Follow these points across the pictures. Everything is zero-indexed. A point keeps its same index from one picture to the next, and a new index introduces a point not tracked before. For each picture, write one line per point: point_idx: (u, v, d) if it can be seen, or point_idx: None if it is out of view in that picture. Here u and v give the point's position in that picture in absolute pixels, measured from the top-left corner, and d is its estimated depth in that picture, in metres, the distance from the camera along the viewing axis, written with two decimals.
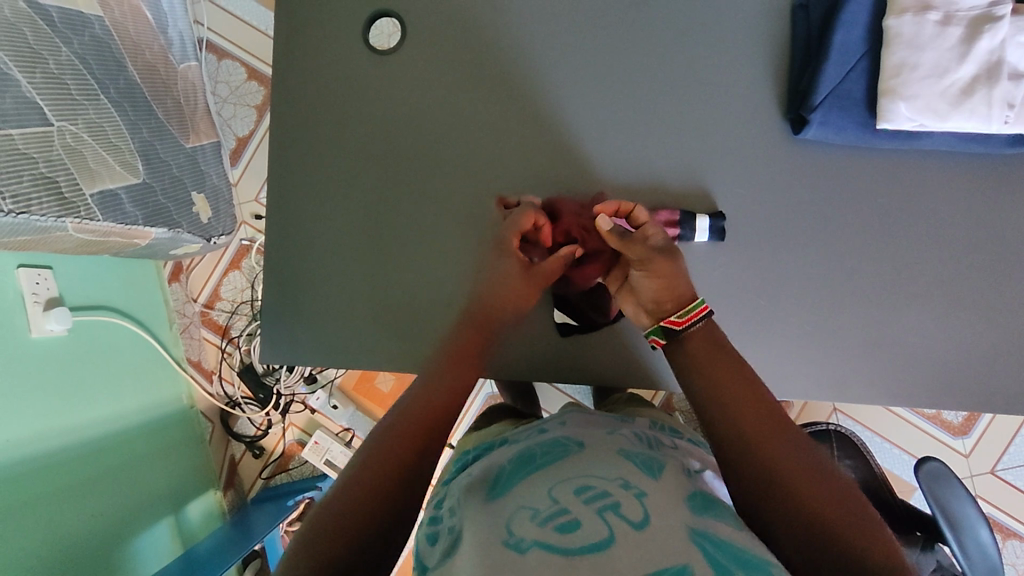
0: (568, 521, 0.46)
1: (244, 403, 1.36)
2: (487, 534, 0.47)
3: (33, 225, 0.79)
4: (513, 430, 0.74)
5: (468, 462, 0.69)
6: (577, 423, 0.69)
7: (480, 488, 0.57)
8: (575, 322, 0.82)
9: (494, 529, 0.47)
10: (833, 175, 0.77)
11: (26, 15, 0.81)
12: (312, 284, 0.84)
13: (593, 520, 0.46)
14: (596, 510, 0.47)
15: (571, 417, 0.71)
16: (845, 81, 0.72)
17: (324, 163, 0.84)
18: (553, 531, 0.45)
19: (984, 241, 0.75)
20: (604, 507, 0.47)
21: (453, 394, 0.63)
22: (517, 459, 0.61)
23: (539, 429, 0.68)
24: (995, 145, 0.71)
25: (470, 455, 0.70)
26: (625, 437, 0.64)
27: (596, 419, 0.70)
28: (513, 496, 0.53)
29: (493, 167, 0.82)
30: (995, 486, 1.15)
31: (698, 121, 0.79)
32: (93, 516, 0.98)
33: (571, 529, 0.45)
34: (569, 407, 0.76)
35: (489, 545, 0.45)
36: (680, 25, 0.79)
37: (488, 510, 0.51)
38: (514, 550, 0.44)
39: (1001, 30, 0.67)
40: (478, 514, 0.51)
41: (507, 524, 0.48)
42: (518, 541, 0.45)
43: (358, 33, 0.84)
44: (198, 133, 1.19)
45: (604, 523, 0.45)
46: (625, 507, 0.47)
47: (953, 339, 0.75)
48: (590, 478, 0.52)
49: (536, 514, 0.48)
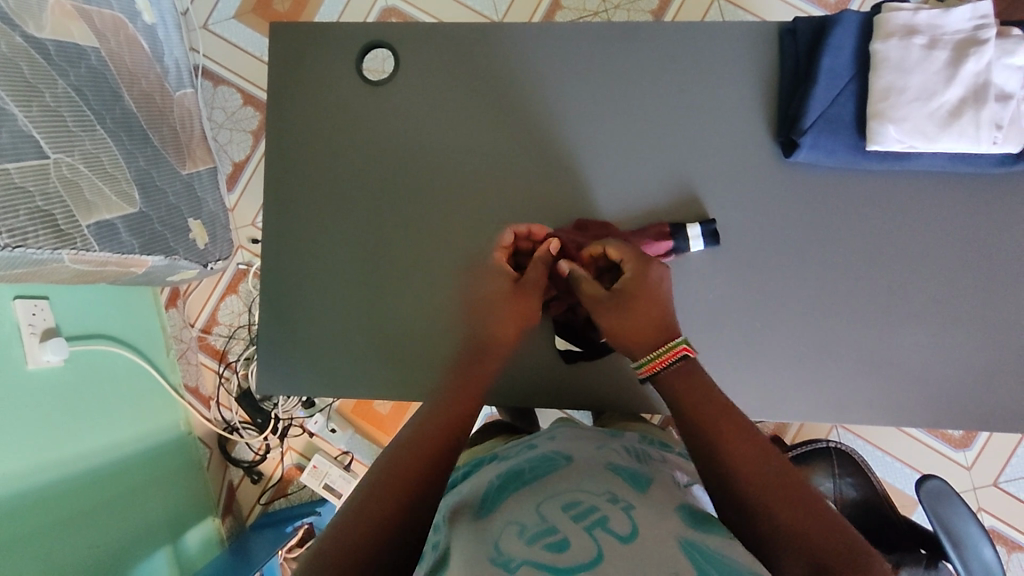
0: (557, 538, 0.46)
1: (243, 428, 1.35)
2: (475, 552, 0.47)
3: (29, 258, 0.79)
4: (504, 445, 0.74)
5: (458, 478, 0.70)
6: (567, 437, 0.69)
7: (469, 507, 0.57)
8: (578, 349, 0.82)
9: (483, 547, 0.47)
10: (825, 196, 0.77)
11: (23, 50, 0.82)
12: (308, 312, 0.84)
13: (582, 536, 0.46)
14: (585, 527, 0.47)
15: (561, 431, 0.71)
16: (835, 104, 0.72)
17: (321, 191, 0.85)
18: (542, 547, 0.45)
19: (977, 260, 0.76)
20: (593, 523, 0.47)
21: (448, 428, 0.61)
22: (505, 475, 0.61)
23: (529, 444, 0.69)
24: (984, 164, 0.72)
25: (460, 472, 0.71)
26: (614, 451, 0.65)
27: (588, 434, 0.70)
28: (502, 513, 0.53)
29: (487, 193, 0.82)
30: (998, 498, 1.14)
31: (689, 142, 0.79)
32: (89, 548, 0.97)
33: (560, 544, 0.45)
34: (561, 422, 0.76)
35: (476, 562, 0.45)
36: (670, 50, 0.80)
37: (478, 527, 0.52)
38: (502, 569, 0.44)
39: (986, 53, 0.68)
40: (467, 533, 0.51)
41: (494, 542, 0.48)
42: (507, 560, 0.45)
43: (351, 62, 0.85)
44: (194, 159, 1.20)
45: (592, 538, 0.45)
46: (613, 522, 0.47)
47: (948, 356, 0.76)
48: (579, 493, 0.53)
49: (524, 530, 0.48)
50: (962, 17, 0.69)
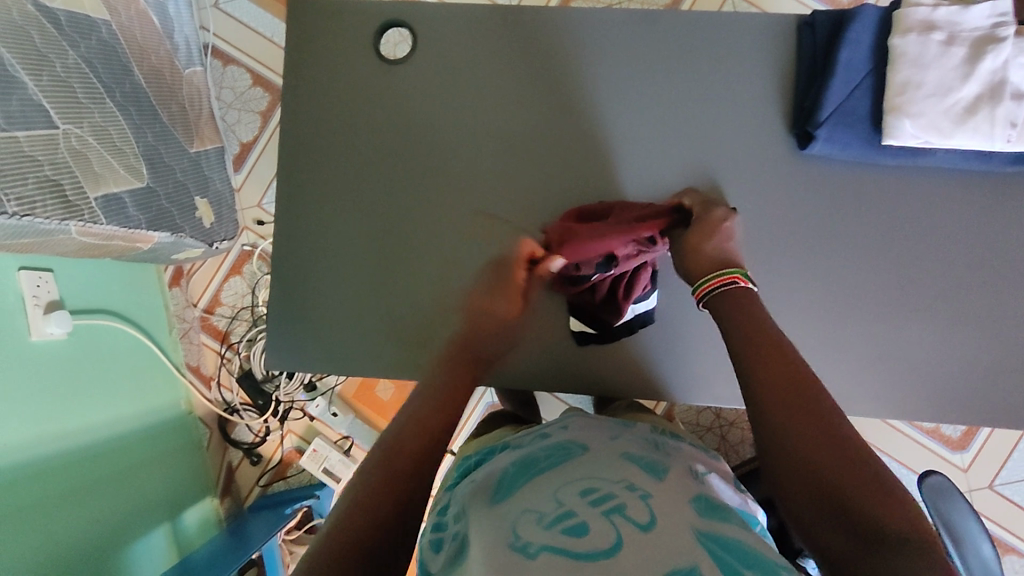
0: (575, 524, 0.46)
1: (243, 410, 1.33)
2: (493, 540, 0.48)
3: (36, 228, 0.79)
4: (515, 434, 0.74)
5: (470, 467, 0.70)
6: (578, 426, 0.69)
7: (485, 493, 0.57)
8: (594, 332, 0.82)
9: (502, 535, 0.48)
10: (838, 190, 0.78)
11: (36, 19, 0.81)
12: (317, 293, 0.84)
13: (600, 522, 0.46)
14: (603, 513, 0.47)
15: (572, 421, 0.71)
16: (851, 97, 0.73)
17: (335, 173, 0.85)
18: (560, 533, 0.45)
19: (985, 258, 0.76)
20: (610, 509, 0.48)
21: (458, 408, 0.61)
22: (519, 463, 0.61)
23: (541, 433, 0.69)
24: (997, 163, 0.72)
25: (471, 460, 0.71)
26: (628, 440, 0.65)
27: (599, 423, 0.71)
28: (518, 500, 0.53)
29: (502, 179, 0.82)
30: (993, 500, 1.16)
31: (704, 134, 0.80)
32: (88, 523, 0.97)
33: (578, 530, 0.45)
34: (570, 411, 0.76)
35: (496, 551, 0.46)
36: (688, 40, 0.80)
37: (493, 514, 0.52)
38: (521, 555, 0.44)
39: (1004, 51, 0.68)
40: (485, 519, 0.51)
41: (512, 528, 0.48)
42: (525, 545, 0.45)
43: (368, 42, 0.85)
44: (202, 138, 1.19)
45: (611, 524, 0.46)
46: (631, 509, 0.48)
47: (954, 354, 0.76)
48: (595, 480, 0.53)
49: (541, 516, 0.48)
50: (980, 14, 0.69)
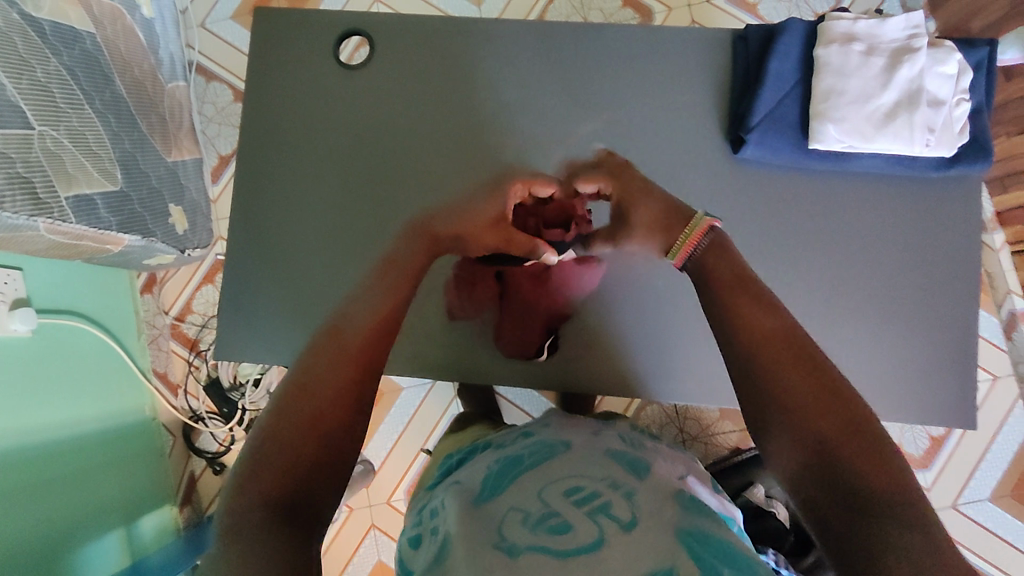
0: (559, 524, 0.45)
1: (208, 418, 1.36)
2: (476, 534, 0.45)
3: (4, 222, 0.81)
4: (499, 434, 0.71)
5: (452, 466, 0.66)
6: (561, 424, 0.65)
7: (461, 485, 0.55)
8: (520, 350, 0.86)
9: (486, 533, 0.45)
10: (772, 195, 0.80)
11: (19, 26, 0.85)
12: (271, 288, 0.86)
13: (585, 523, 0.45)
14: (587, 513, 0.45)
15: (555, 420, 0.68)
16: (781, 104, 0.78)
17: (292, 170, 0.88)
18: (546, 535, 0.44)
19: (917, 265, 0.79)
20: (595, 509, 0.46)
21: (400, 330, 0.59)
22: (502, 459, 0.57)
23: (523, 432, 0.64)
24: (922, 168, 0.77)
25: (454, 460, 0.68)
26: (613, 437, 0.61)
27: (582, 423, 0.66)
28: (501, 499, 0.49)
29: (452, 178, 0.85)
30: (956, 520, 1.15)
31: (646, 143, 0.83)
32: (40, 524, 0.96)
33: (562, 530, 0.44)
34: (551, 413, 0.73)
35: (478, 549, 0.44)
36: (632, 54, 0.85)
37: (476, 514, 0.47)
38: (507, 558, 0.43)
39: (919, 61, 0.74)
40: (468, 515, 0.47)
41: (497, 527, 0.46)
42: (511, 548, 0.43)
43: (329, 50, 0.89)
44: (180, 148, 1.23)
45: (595, 527, 0.44)
46: (616, 509, 0.46)
47: (888, 357, 0.78)
48: (580, 478, 0.50)
49: (528, 516, 0.46)
50: (897, 27, 0.76)
